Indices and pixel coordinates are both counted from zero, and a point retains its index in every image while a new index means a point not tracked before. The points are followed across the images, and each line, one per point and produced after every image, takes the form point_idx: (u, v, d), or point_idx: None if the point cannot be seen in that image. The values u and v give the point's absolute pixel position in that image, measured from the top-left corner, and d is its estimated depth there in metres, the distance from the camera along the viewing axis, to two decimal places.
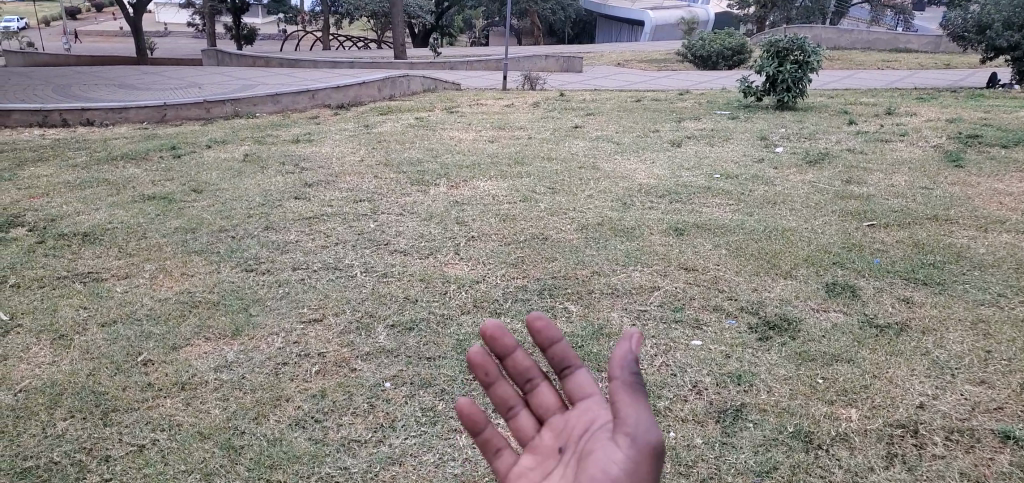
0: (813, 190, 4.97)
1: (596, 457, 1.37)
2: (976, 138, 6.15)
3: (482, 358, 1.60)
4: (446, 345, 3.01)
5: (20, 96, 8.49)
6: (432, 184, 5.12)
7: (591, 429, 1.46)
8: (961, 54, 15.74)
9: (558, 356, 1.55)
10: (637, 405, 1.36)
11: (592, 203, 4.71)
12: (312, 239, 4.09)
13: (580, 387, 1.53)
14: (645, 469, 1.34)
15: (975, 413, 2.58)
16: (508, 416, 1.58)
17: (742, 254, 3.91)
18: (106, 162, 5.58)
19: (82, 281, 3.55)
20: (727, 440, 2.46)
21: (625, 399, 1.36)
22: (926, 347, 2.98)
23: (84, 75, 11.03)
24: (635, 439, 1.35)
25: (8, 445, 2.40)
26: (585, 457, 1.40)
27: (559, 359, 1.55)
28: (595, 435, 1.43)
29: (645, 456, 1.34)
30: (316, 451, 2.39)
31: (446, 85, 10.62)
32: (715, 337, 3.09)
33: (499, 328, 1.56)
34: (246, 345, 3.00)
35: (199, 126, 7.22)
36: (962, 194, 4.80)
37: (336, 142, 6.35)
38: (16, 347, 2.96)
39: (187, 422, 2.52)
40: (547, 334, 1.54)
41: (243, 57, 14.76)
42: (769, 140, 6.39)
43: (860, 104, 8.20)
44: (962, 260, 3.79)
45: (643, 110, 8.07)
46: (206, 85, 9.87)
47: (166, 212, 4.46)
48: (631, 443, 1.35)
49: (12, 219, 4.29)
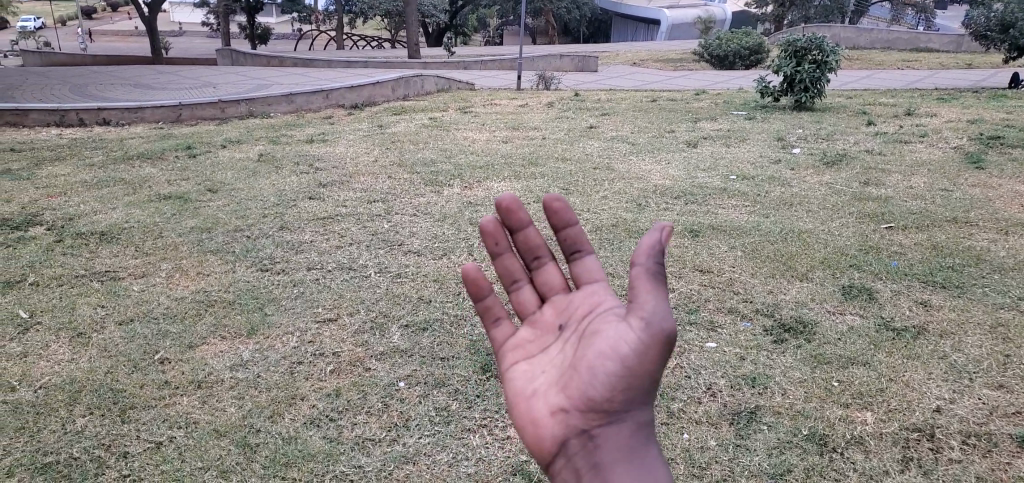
0: (830, 191, 4.93)
1: (602, 337, 1.38)
2: (996, 140, 6.07)
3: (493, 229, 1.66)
4: (460, 346, 3.01)
5: (39, 96, 8.58)
6: (446, 184, 5.13)
7: (597, 311, 1.50)
8: (982, 54, 15.55)
9: (571, 238, 1.61)
10: (655, 293, 1.32)
11: (607, 204, 4.70)
12: (327, 239, 4.10)
13: (587, 271, 1.60)
14: (652, 354, 1.31)
15: (992, 417, 2.55)
16: (511, 289, 1.67)
17: (758, 256, 3.88)
18: (123, 161, 5.63)
19: (99, 280, 3.58)
20: (741, 442, 2.44)
21: (645, 284, 1.32)
22: (943, 350, 2.95)
23: (101, 75, 11.14)
24: (648, 326, 1.32)
25: (28, 441, 2.42)
26: (589, 336, 1.43)
27: (571, 242, 1.61)
28: (601, 316, 1.46)
29: (656, 343, 1.31)
30: (330, 450, 2.40)
31: (460, 85, 10.63)
32: (730, 339, 3.07)
33: (516, 205, 1.64)
34: (261, 344, 3.01)
35: (214, 126, 7.27)
36: (982, 196, 4.75)
37: (350, 143, 6.37)
38: (35, 345, 2.99)
39: (203, 420, 2.54)
40: (562, 217, 1.58)
41: (258, 57, 14.84)
42: (786, 141, 6.35)
43: (878, 105, 8.13)
44: (981, 263, 3.75)
45: (658, 110, 8.04)
46: (221, 85, 9.94)
47: (182, 211, 4.49)
48: (643, 330, 1.32)
49: (31, 218, 4.34)
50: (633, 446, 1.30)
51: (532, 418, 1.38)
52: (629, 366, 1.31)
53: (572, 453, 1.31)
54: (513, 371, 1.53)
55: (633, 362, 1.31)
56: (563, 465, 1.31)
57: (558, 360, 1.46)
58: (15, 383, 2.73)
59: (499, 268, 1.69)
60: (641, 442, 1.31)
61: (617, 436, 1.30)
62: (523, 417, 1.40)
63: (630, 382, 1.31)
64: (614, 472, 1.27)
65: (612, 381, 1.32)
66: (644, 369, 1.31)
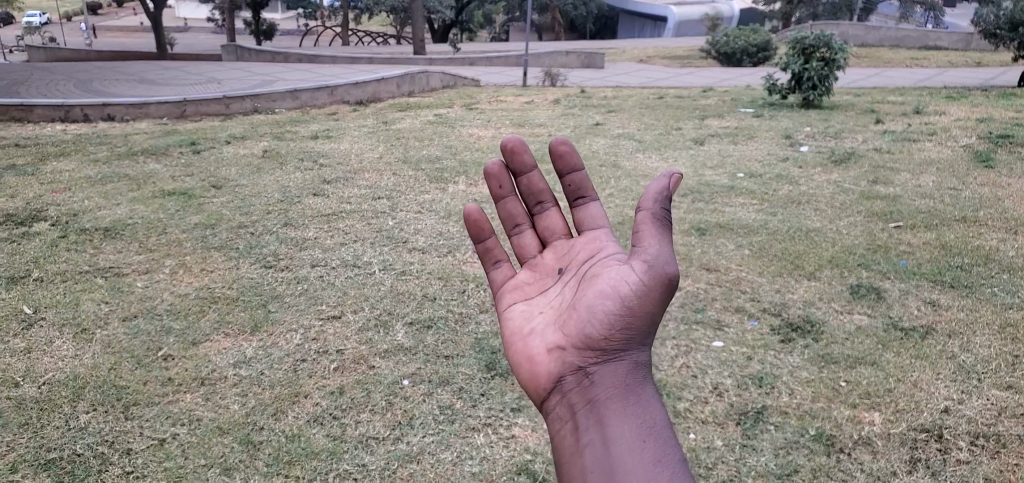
0: (837, 190, 4.90)
1: (603, 279, 1.51)
2: (1006, 138, 6.02)
3: (500, 174, 1.87)
4: (464, 344, 2.99)
5: (44, 91, 8.59)
6: (451, 181, 5.11)
7: (596, 258, 1.65)
8: (991, 52, 15.45)
9: (574, 185, 1.80)
10: (660, 239, 1.45)
11: (613, 201, 4.67)
12: (331, 236, 4.09)
13: (587, 218, 1.78)
14: (653, 296, 1.43)
15: (1001, 418, 2.52)
16: (514, 231, 1.87)
17: (765, 254, 3.85)
18: (127, 157, 5.62)
19: (103, 276, 3.57)
20: (748, 442, 2.42)
21: (650, 230, 1.44)
22: (952, 351, 2.92)
23: (106, 70, 11.14)
24: (649, 268, 1.44)
25: (32, 437, 2.41)
26: (589, 278, 1.57)
27: (574, 190, 1.80)
28: (601, 262, 1.60)
29: (658, 285, 1.43)
30: (333, 448, 2.38)
31: (465, 82, 10.60)
32: (737, 339, 3.04)
33: (524, 150, 1.83)
34: (264, 341, 3.00)
35: (218, 121, 7.26)
36: (991, 195, 4.71)
37: (355, 139, 6.35)
38: (39, 341, 2.98)
39: (206, 417, 2.52)
40: (569, 161, 1.78)
41: (263, 53, 14.84)
42: (793, 139, 6.30)
43: (886, 103, 8.07)
44: (991, 263, 3.71)
45: (664, 107, 8.00)
46: (226, 81, 9.93)
47: (187, 207, 4.48)
48: (643, 273, 1.44)
49: (35, 213, 4.34)
50: (628, 382, 1.39)
51: (531, 354, 1.51)
52: (627, 305, 1.43)
53: (566, 387, 1.42)
54: (512, 310, 1.67)
55: (633, 304, 1.43)
56: (558, 400, 1.42)
57: (558, 302, 1.60)
58: (19, 379, 2.72)
59: (505, 212, 1.88)
60: (636, 381, 1.39)
61: (612, 373, 1.40)
62: (522, 353, 1.53)
63: (629, 322, 1.43)
64: (605, 405, 1.35)
65: (610, 318, 1.44)
66: (643, 308, 1.43)
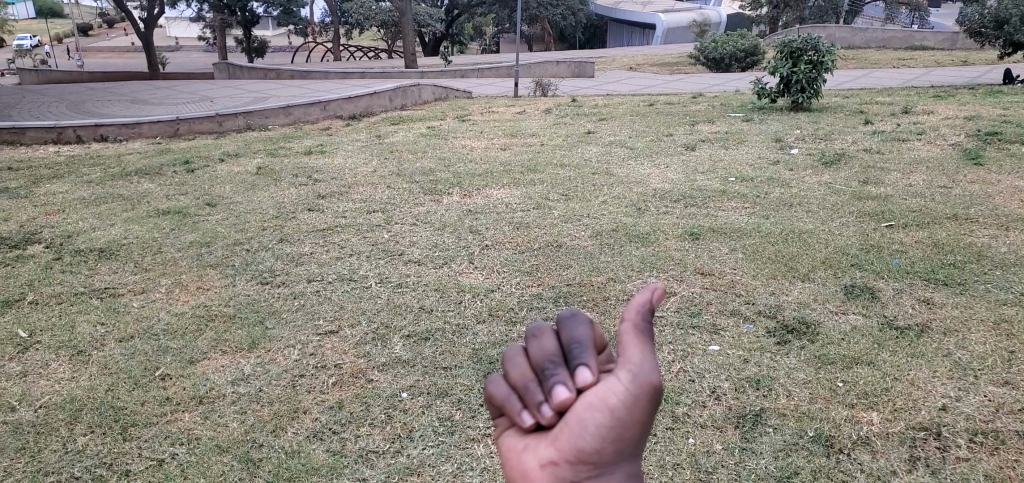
0: (829, 191, 4.93)
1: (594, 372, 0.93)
2: (995, 135, 6.07)
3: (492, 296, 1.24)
4: (462, 355, 3.00)
5: (37, 113, 8.60)
6: (445, 193, 5.13)
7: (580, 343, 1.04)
8: (977, 51, 15.56)
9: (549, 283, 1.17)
10: (648, 349, 0.91)
11: (607, 209, 4.69)
12: (327, 250, 4.10)
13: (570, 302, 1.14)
14: (643, 405, 0.89)
15: (998, 414, 2.53)
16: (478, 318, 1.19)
17: (759, 257, 3.87)
18: (121, 178, 5.62)
19: (99, 296, 3.57)
20: (748, 445, 2.43)
21: (631, 337, 0.91)
22: (948, 348, 2.93)
23: (99, 91, 11.14)
24: (636, 374, 0.89)
25: (30, 461, 2.41)
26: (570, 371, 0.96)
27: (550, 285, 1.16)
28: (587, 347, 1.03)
29: (650, 395, 0.89)
30: (333, 463, 2.38)
31: (458, 94, 10.63)
32: (733, 342, 3.06)
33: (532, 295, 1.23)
34: (262, 358, 3.00)
35: (211, 139, 7.26)
36: (981, 192, 4.74)
37: (349, 154, 6.37)
38: (36, 364, 2.98)
39: (205, 435, 2.52)
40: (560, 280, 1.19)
41: (255, 70, 14.87)
42: (785, 142, 6.34)
43: (874, 104, 8.15)
44: (983, 259, 3.73)
45: (655, 114, 8.03)
46: (217, 99, 9.94)
47: (181, 226, 4.49)
48: (632, 378, 0.88)
49: (29, 236, 4.34)
50: None
51: (519, 469, 0.91)
52: (625, 417, 0.87)
53: None
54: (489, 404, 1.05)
55: (625, 412, 0.87)
56: None
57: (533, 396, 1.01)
58: (15, 403, 2.71)
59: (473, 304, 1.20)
60: None
61: None
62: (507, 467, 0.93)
63: (622, 434, 0.87)
64: None
65: (604, 430, 0.86)
66: (637, 420, 0.88)
